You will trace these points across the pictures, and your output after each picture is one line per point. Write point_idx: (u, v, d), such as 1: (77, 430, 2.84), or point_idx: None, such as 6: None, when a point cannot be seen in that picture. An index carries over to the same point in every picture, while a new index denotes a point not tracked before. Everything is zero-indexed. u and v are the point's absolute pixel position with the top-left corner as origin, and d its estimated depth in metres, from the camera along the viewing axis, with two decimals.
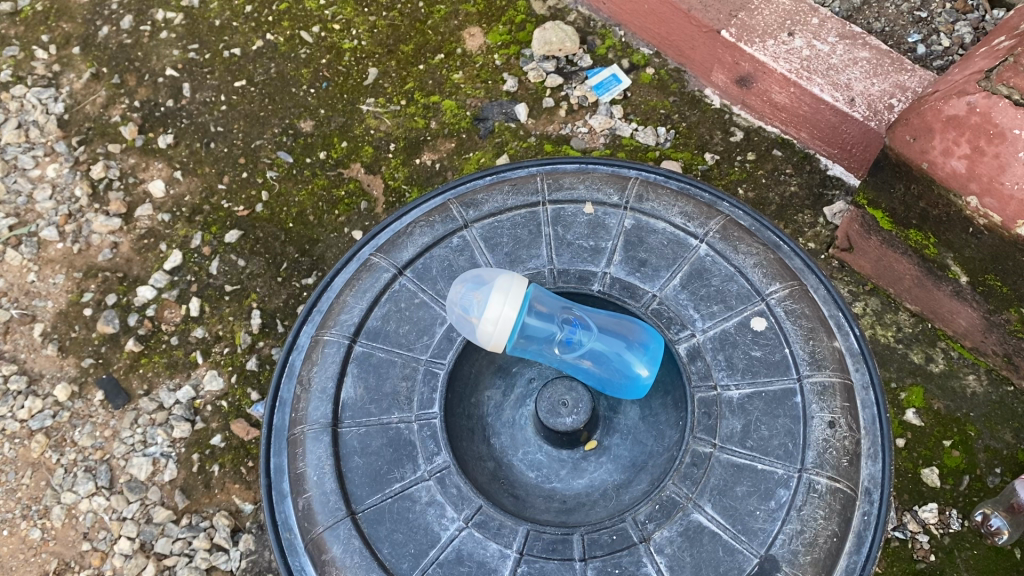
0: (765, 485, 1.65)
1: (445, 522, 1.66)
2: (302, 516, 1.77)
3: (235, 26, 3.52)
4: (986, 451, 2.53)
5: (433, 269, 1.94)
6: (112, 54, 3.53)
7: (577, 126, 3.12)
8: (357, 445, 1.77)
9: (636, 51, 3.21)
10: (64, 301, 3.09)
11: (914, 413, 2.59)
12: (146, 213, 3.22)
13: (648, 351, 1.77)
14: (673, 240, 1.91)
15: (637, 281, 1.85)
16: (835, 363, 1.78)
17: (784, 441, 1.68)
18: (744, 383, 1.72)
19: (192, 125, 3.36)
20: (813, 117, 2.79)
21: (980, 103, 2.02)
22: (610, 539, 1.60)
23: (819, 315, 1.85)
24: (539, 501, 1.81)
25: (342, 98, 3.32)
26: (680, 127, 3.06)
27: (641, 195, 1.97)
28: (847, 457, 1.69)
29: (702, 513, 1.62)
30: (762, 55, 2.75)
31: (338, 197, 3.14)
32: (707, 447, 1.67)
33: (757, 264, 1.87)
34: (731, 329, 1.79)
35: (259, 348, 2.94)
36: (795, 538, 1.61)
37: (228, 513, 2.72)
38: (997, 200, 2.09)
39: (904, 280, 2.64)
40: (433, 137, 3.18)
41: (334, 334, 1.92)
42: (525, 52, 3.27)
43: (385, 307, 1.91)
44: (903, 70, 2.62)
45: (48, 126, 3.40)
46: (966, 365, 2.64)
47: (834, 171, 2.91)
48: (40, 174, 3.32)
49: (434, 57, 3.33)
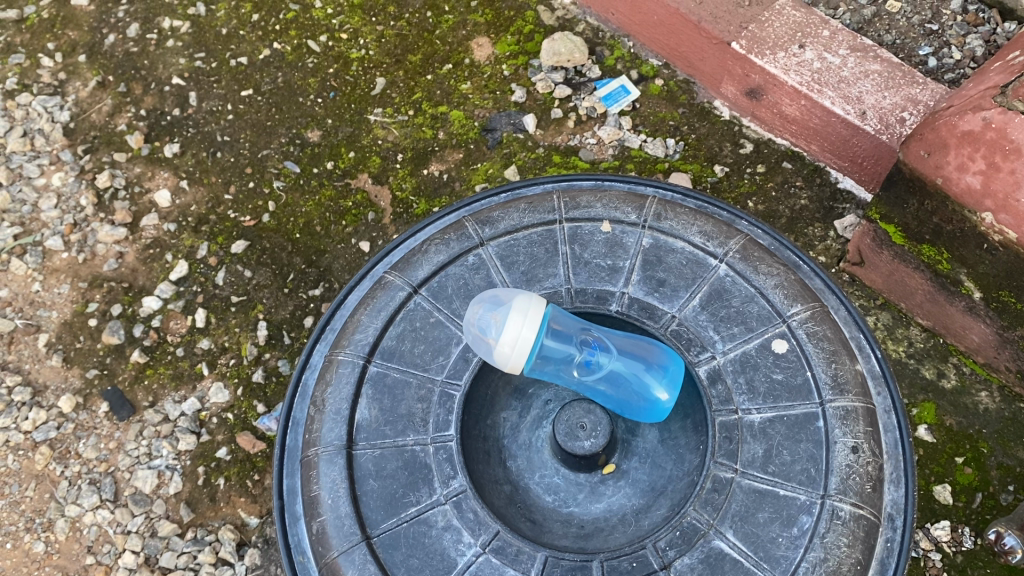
0: (788, 511, 1.62)
1: (462, 548, 1.63)
2: (316, 540, 1.74)
3: (242, 35, 3.50)
4: (998, 468, 2.50)
5: (449, 288, 1.92)
6: (118, 62, 3.51)
7: (585, 137, 3.10)
8: (372, 467, 1.75)
9: (645, 62, 3.20)
10: (69, 311, 3.07)
11: (926, 430, 2.56)
12: (152, 223, 3.20)
13: (668, 374, 1.73)
14: (692, 259, 1.89)
15: (656, 301, 1.83)
16: (857, 387, 1.76)
17: (806, 467, 1.65)
18: (765, 407, 1.70)
19: (198, 135, 3.34)
20: (824, 130, 2.78)
21: (995, 119, 2.00)
22: (630, 566, 1.57)
23: (840, 337, 1.82)
24: (556, 526, 1.78)
25: (349, 108, 3.31)
26: (689, 139, 3.05)
27: (659, 214, 1.95)
28: (870, 483, 1.67)
29: (723, 540, 1.59)
30: (773, 67, 2.73)
31: (346, 208, 3.12)
32: (727, 472, 1.64)
33: (777, 286, 1.85)
34: (752, 351, 1.76)
35: (265, 359, 2.92)
36: (819, 566, 1.58)
37: (232, 526, 2.70)
38: (1013, 216, 2.08)
39: (917, 295, 2.61)
40: (441, 147, 3.16)
41: (348, 354, 1.89)
42: (533, 62, 3.25)
43: (399, 327, 1.89)
44: (914, 83, 2.60)
45: (54, 135, 3.38)
46: (978, 381, 2.61)
47: (845, 184, 2.89)
48: (45, 183, 3.30)
49: (442, 68, 3.32)
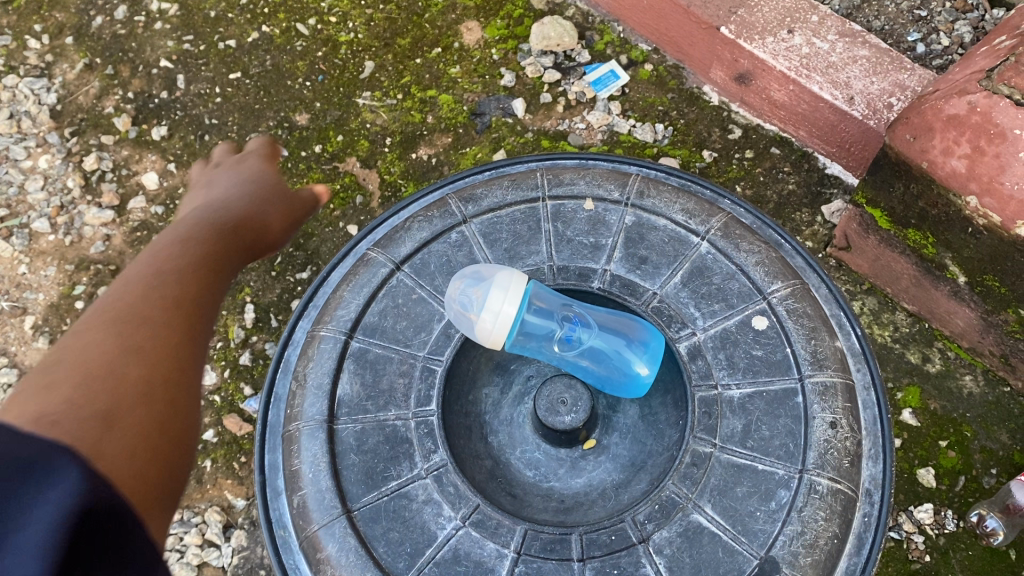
0: (766, 485, 1.63)
1: (442, 521, 1.64)
2: (297, 514, 1.75)
3: (230, 18, 3.46)
4: (982, 452, 2.53)
5: (431, 265, 1.92)
6: (105, 45, 3.48)
7: (575, 122, 3.10)
8: (353, 442, 1.75)
9: (634, 47, 3.18)
10: (56, 293, 3.06)
11: (911, 414, 2.59)
12: (140, 205, 3.18)
13: (648, 349, 1.75)
14: (674, 237, 1.89)
15: (637, 278, 1.83)
16: (836, 363, 1.77)
17: (784, 442, 1.67)
18: (744, 382, 1.71)
19: (186, 118, 3.32)
20: (811, 115, 2.78)
21: (980, 103, 1.96)
22: (608, 539, 1.58)
23: (820, 315, 1.83)
24: (537, 500, 1.79)
25: (338, 91, 3.28)
26: (678, 124, 3.05)
27: (642, 191, 1.96)
28: (847, 458, 1.68)
29: (701, 514, 1.61)
30: (761, 52, 2.72)
31: (334, 191, 3.11)
32: (706, 447, 1.65)
33: (758, 263, 1.86)
34: (732, 328, 1.77)
35: (252, 342, 2.92)
36: (796, 540, 1.60)
37: (220, 508, 2.70)
38: (997, 200, 2.06)
39: (902, 280, 2.63)
40: (429, 131, 3.15)
41: (331, 329, 1.89)
42: (523, 47, 3.24)
43: (382, 303, 1.89)
44: (902, 69, 2.59)
45: (40, 117, 3.35)
46: (962, 365, 2.63)
47: (832, 169, 2.90)
48: (32, 165, 3.28)
49: (431, 52, 3.30)
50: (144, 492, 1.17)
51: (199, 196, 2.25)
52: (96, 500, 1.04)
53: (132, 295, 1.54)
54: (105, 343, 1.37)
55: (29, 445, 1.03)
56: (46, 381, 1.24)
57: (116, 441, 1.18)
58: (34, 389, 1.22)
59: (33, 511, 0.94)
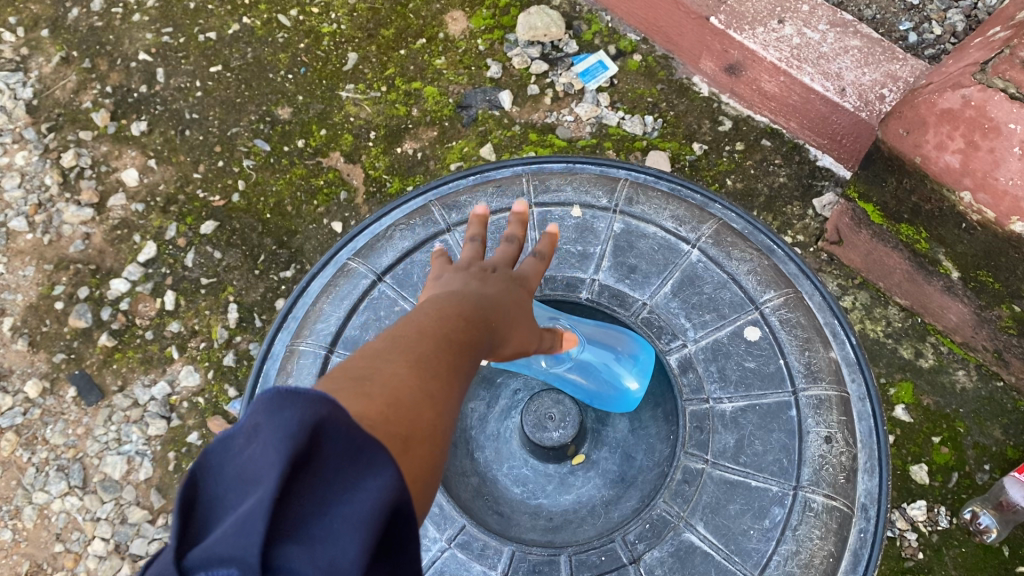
0: (759, 502, 1.60)
1: (427, 543, 1.60)
2: None
3: (210, 9, 3.36)
4: (975, 447, 2.51)
5: (414, 276, 1.86)
6: (82, 37, 3.37)
7: (562, 114, 3.03)
8: None
9: (623, 37, 3.11)
10: (35, 293, 2.98)
11: (903, 410, 2.56)
12: (119, 203, 3.10)
13: (638, 363, 1.70)
14: (664, 245, 1.84)
15: (626, 288, 1.79)
16: (831, 375, 1.73)
17: (778, 457, 1.63)
18: (737, 396, 1.67)
19: (165, 112, 3.22)
20: (803, 107, 2.72)
21: (975, 97, 1.91)
22: (599, 560, 1.54)
23: (814, 324, 1.79)
24: (525, 518, 1.75)
25: (321, 84, 3.20)
26: (668, 116, 2.99)
27: (631, 197, 1.90)
28: (843, 473, 1.64)
29: (693, 532, 1.57)
30: (752, 43, 2.65)
31: (317, 186, 3.04)
32: (698, 463, 1.61)
33: (751, 271, 1.81)
34: (724, 339, 1.73)
35: (236, 343, 2.86)
36: (790, 560, 1.56)
37: None
38: (991, 196, 2.01)
39: (895, 274, 2.59)
40: (415, 125, 3.08)
41: (309, 343, 1.83)
42: (509, 37, 3.15)
43: (363, 316, 1.83)
44: (895, 59, 2.51)
45: (16, 112, 3.25)
46: (955, 360, 2.60)
47: (823, 162, 2.86)
48: (8, 161, 3.18)
49: (415, 43, 3.20)
50: (423, 500, 0.86)
51: (465, 278, 1.28)
52: (404, 502, 0.78)
53: (426, 316, 1.09)
54: (413, 330, 1.02)
55: (353, 419, 0.77)
56: (362, 375, 0.89)
57: (412, 444, 0.85)
58: (346, 382, 0.87)
59: (334, 513, 0.73)
